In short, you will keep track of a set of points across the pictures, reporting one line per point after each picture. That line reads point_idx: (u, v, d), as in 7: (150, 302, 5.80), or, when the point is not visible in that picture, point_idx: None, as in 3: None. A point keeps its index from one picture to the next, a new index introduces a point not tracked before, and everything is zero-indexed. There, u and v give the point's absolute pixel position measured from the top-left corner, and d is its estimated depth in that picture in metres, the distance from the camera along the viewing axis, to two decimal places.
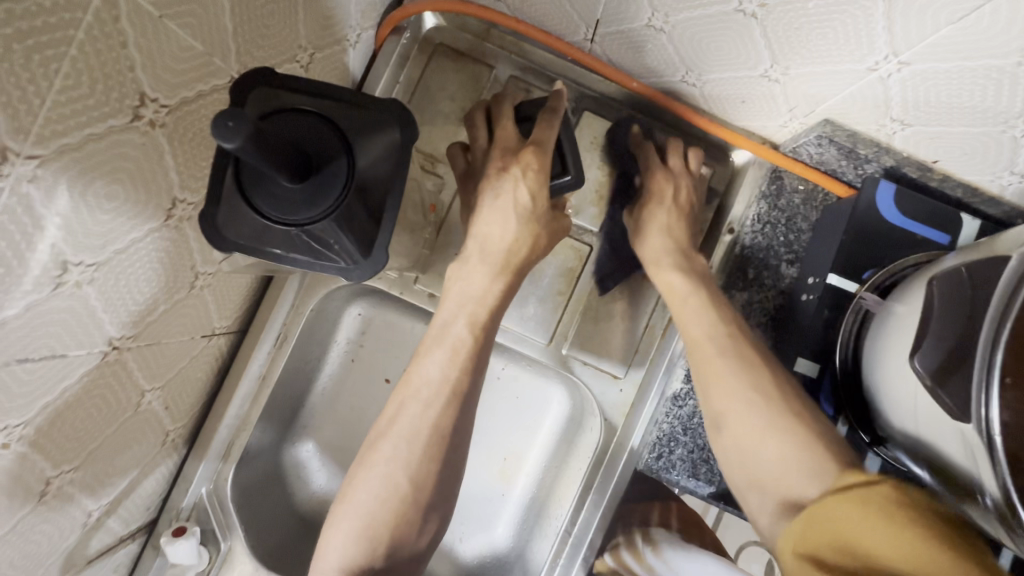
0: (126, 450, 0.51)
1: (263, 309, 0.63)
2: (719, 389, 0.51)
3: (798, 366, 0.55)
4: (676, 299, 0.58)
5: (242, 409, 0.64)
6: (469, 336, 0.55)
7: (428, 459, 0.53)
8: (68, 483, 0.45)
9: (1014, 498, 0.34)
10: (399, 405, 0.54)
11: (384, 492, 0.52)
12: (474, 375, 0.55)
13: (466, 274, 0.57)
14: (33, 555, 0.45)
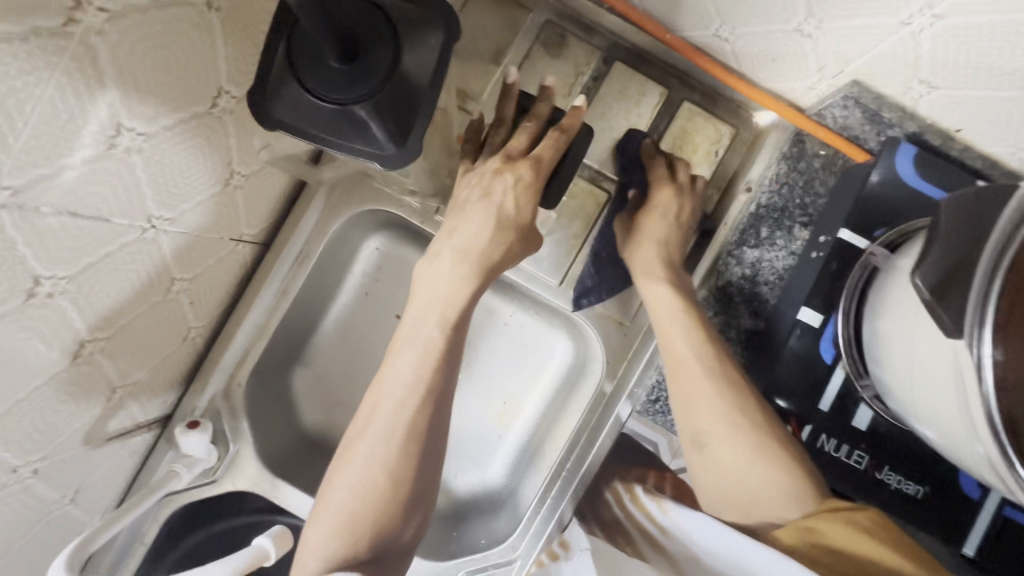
0: (151, 335, 0.54)
1: (288, 224, 0.65)
2: (705, 410, 0.55)
3: (802, 314, 0.59)
4: (663, 315, 0.59)
5: (260, 320, 0.66)
6: (439, 335, 0.56)
7: (409, 456, 0.54)
8: (98, 355, 0.48)
9: (997, 423, 0.37)
10: (373, 406, 0.55)
11: (361, 488, 0.53)
12: (446, 374, 0.56)
13: (435, 271, 0.58)
14: (62, 416, 0.48)
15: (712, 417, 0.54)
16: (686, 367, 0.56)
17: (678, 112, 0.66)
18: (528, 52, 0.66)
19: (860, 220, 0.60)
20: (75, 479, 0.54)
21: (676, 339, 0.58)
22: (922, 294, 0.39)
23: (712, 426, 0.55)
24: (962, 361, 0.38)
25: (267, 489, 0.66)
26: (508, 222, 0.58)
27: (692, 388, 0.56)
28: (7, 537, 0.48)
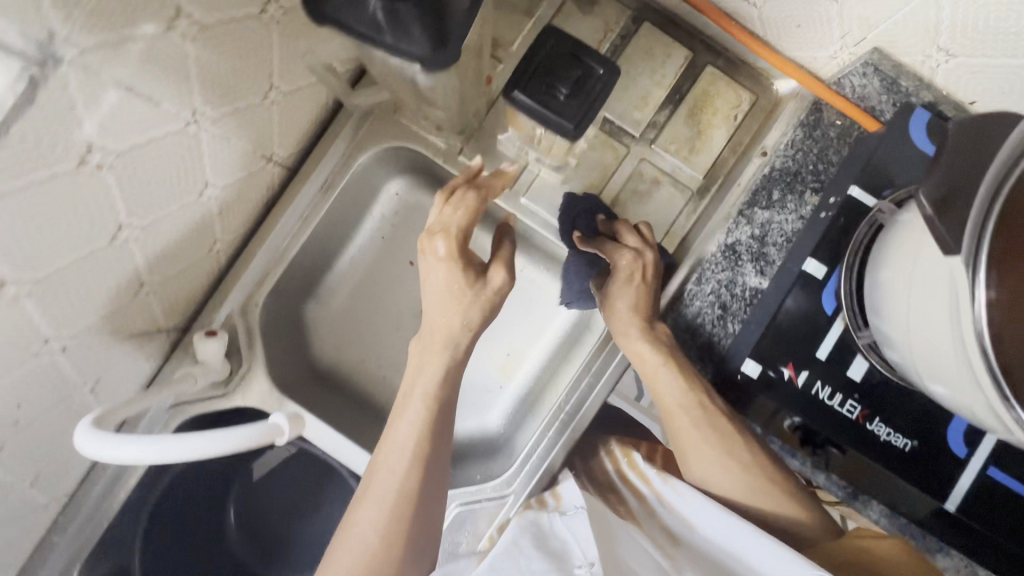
0: (180, 237, 0.56)
1: (317, 152, 0.67)
2: (697, 456, 0.59)
3: (807, 266, 0.60)
4: (646, 367, 0.60)
5: (282, 243, 0.68)
6: (426, 407, 0.59)
7: (399, 519, 0.55)
8: (133, 245, 0.50)
9: (986, 342, 0.37)
10: (371, 473, 0.58)
11: (359, 552, 0.55)
12: (437, 441, 0.59)
13: (422, 356, 0.62)
14: (94, 297, 0.50)
15: (703, 464, 0.59)
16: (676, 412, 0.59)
17: (701, 75, 0.68)
18: (560, 7, 0.69)
19: (870, 181, 0.62)
20: (98, 369, 0.56)
21: (664, 388, 0.60)
22: (925, 208, 0.41)
23: (706, 471, 0.59)
24: (959, 288, 0.39)
25: (274, 407, 0.69)
26: (448, 294, 0.60)
27: (686, 434, 0.58)
28: (32, 409, 0.51)
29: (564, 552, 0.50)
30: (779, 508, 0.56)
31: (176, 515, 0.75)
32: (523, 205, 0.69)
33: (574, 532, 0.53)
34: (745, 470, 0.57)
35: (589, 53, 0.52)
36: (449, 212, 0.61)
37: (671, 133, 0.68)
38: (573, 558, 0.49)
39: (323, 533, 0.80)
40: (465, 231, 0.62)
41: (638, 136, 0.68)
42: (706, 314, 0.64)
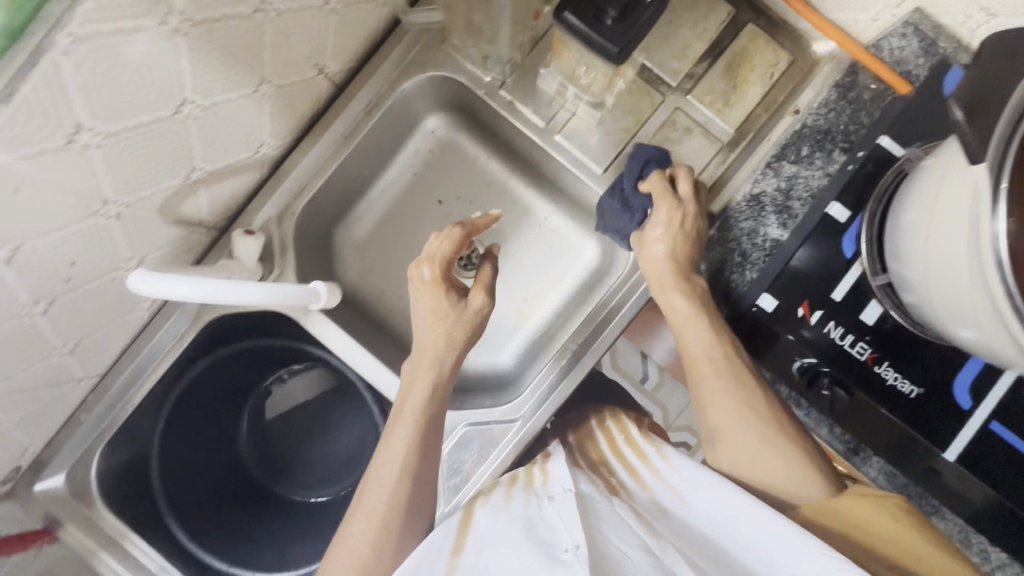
0: (232, 128, 0.58)
1: (364, 73, 0.70)
2: (715, 409, 0.61)
3: (831, 209, 0.59)
4: (677, 318, 0.63)
5: (322, 158, 0.71)
6: (417, 417, 0.64)
7: (390, 525, 0.60)
8: (192, 123, 0.53)
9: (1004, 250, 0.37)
10: (367, 483, 0.63)
11: (351, 561, 0.59)
12: (426, 454, 0.63)
13: (413, 374, 0.66)
14: (150, 169, 0.52)
15: (721, 416, 0.61)
16: (709, 372, 0.61)
17: (742, 32, 0.70)
18: None
19: (902, 130, 0.60)
20: (143, 247, 0.59)
21: (694, 338, 0.62)
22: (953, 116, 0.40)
23: (721, 425, 0.61)
24: (980, 203, 0.39)
25: (301, 315, 0.71)
26: (434, 316, 0.65)
27: (717, 397, 0.61)
28: (82, 270, 0.53)
29: (551, 538, 0.49)
30: (792, 464, 0.57)
31: (196, 412, 0.77)
32: (558, 143, 0.71)
33: (562, 515, 0.51)
34: (763, 423, 0.59)
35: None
36: (437, 242, 0.66)
37: (707, 86, 0.70)
38: (560, 541, 0.47)
39: (330, 455, 0.83)
40: (450, 259, 0.66)
41: (675, 86, 0.70)
42: (725, 261, 0.67)
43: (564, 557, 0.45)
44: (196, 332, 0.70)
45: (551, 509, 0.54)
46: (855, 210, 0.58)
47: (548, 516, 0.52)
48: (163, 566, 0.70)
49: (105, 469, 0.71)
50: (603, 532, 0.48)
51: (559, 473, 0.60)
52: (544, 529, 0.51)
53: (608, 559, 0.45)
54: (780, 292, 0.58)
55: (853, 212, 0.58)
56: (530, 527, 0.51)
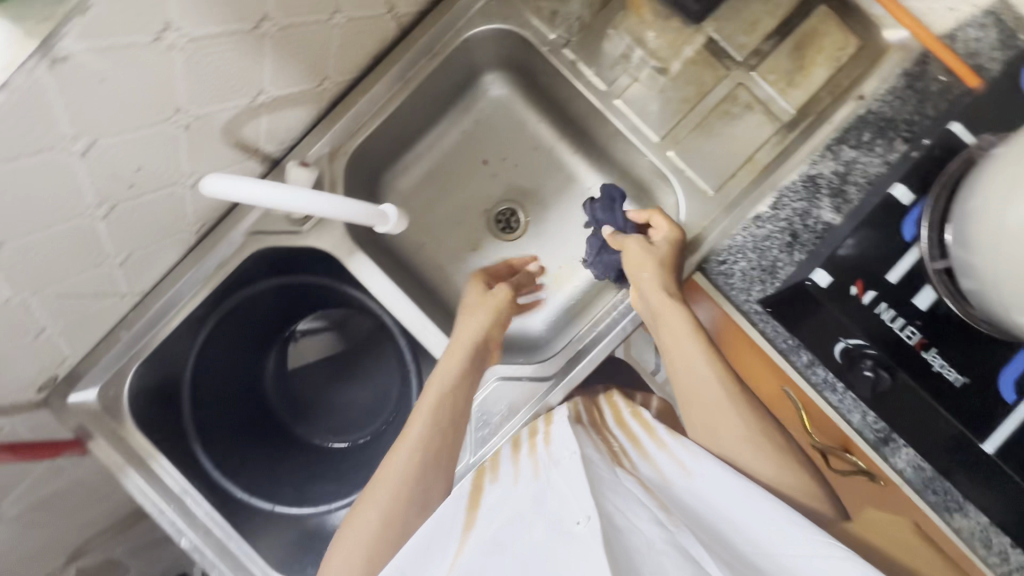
0: (300, 55, 0.58)
1: (430, 20, 0.70)
2: (723, 436, 0.60)
3: (893, 191, 0.58)
4: (674, 342, 0.64)
5: (379, 100, 0.70)
6: (443, 402, 0.64)
7: (402, 504, 0.58)
8: (267, 42, 0.53)
9: None
10: (388, 459, 0.61)
11: (360, 538, 0.57)
12: (449, 439, 0.62)
13: (441, 364, 0.67)
14: (224, 83, 0.53)
15: (731, 442, 0.59)
16: (707, 393, 0.62)
17: (814, 12, 0.69)
18: None
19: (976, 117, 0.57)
20: (203, 167, 0.59)
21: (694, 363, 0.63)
22: None
23: (735, 450, 0.59)
24: None
25: (345, 254, 0.72)
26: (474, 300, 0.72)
27: (713, 415, 0.61)
28: (146, 179, 0.54)
29: (560, 509, 0.45)
30: (801, 485, 0.57)
31: (232, 341, 0.77)
32: (616, 108, 0.71)
33: (570, 480, 0.47)
34: (770, 445, 0.59)
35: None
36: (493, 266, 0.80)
37: (772, 63, 0.69)
38: (568, 513, 0.44)
39: (354, 401, 0.84)
40: (499, 271, 0.77)
41: (741, 61, 0.69)
42: (775, 239, 0.66)
43: (577, 528, 0.42)
44: (239, 261, 0.71)
45: (558, 477, 0.49)
46: (919, 194, 0.57)
47: (557, 485, 0.48)
48: (187, 489, 0.71)
49: (137, 388, 0.71)
50: (614, 502, 0.45)
51: (561, 437, 0.56)
52: (553, 500, 0.47)
53: (620, 534, 0.41)
54: (835, 268, 0.58)
55: (917, 195, 0.57)
56: (537, 499, 0.48)
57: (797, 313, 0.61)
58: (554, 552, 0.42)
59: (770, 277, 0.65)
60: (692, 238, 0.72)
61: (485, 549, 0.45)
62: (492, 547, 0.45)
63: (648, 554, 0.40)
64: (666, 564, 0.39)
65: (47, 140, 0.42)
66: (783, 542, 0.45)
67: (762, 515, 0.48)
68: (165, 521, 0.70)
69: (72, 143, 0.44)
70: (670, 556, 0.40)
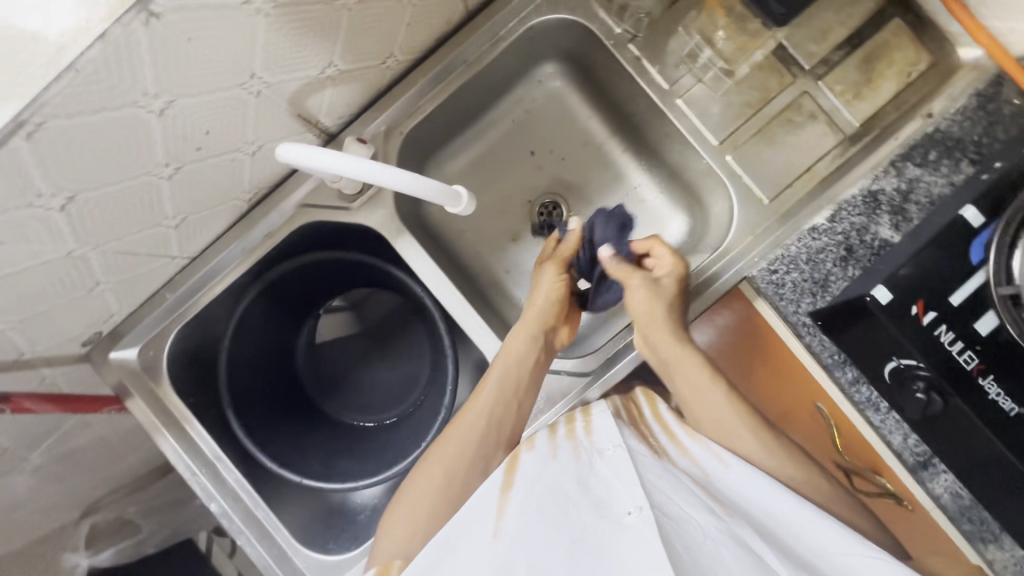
0: (370, 30, 0.57)
1: (496, 6, 0.69)
2: (758, 456, 0.55)
3: (964, 211, 0.57)
4: (679, 367, 0.62)
5: (437, 82, 0.70)
6: (511, 379, 0.66)
7: (466, 472, 0.62)
8: (345, 14, 0.53)
9: None
10: (451, 429, 0.64)
11: (419, 502, 0.60)
12: (515, 415, 0.65)
13: (510, 340, 0.68)
14: (299, 53, 0.52)
15: (771, 461, 0.55)
16: (729, 429, 0.57)
17: (888, 24, 0.67)
18: None
19: None
20: (266, 135, 0.59)
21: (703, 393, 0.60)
22: None
23: (775, 468, 0.55)
24: None
25: (391, 233, 0.72)
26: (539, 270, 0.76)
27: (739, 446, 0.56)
28: (214, 142, 0.53)
29: (606, 496, 0.46)
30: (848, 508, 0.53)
31: (271, 314, 0.78)
32: (677, 108, 0.70)
33: (619, 471, 0.48)
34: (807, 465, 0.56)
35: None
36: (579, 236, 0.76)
37: (840, 74, 0.67)
38: (619, 504, 0.45)
39: (382, 380, 0.85)
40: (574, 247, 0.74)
41: (807, 70, 0.68)
42: (830, 252, 0.65)
43: (628, 519, 0.42)
44: (286, 233, 0.71)
45: (602, 466, 0.50)
46: (990, 217, 0.57)
47: (603, 475, 0.49)
48: (219, 455, 0.72)
49: (177, 351, 0.72)
50: (664, 492, 0.45)
51: (603, 427, 0.55)
52: (599, 488, 0.47)
53: (674, 525, 0.41)
54: (895, 286, 0.57)
55: (987, 218, 0.57)
56: (582, 481, 0.48)
57: (852, 330, 0.60)
58: (605, 538, 0.42)
59: (821, 290, 0.64)
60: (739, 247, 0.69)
61: (530, 521, 0.45)
62: (537, 517, 0.45)
63: (706, 548, 0.40)
64: (725, 554, 0.39)
65: (129, 96, 0.43)
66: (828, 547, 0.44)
67: (802, 517, 0.47)
68: (196, 485, 0.71)
69: (153, 99, 0.44)
70: (730, 548, 0.39)
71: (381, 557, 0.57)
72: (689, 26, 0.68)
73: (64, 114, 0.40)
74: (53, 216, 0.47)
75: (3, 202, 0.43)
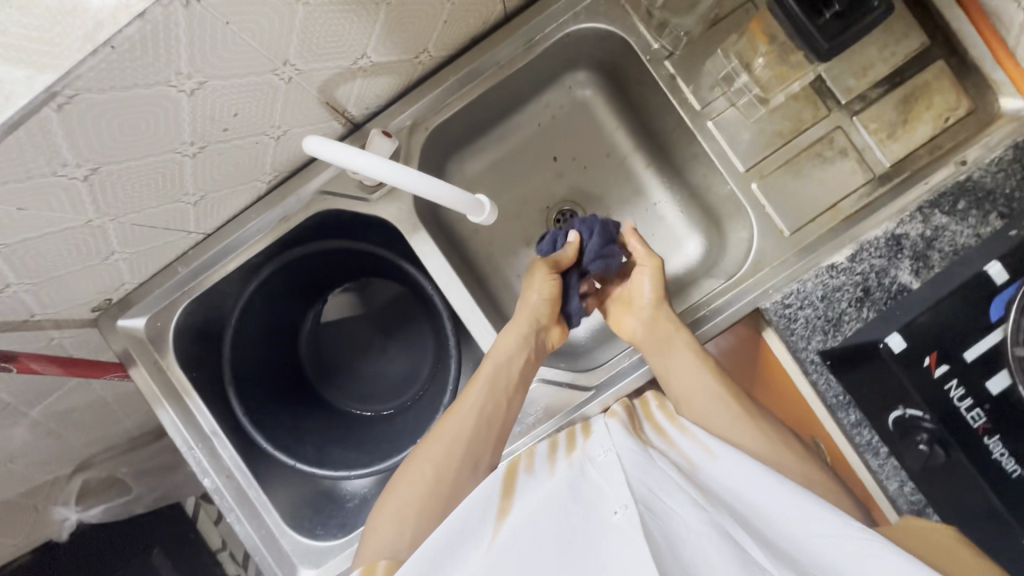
0: (406, 25, 0.57)
1: (535, 9, 0.68)
2: (734, 426, 0.61)
3: (989, 268, 0.58)
4: (664, 348, 0.66)
5: (467, 81, 0.69)
6: (499, 380, 0.67)
7: (454, 469, 0.62)
8: (384, 9, 0.52)
9: None
10: (441, 426, 0.66)
11: (407, 499, 0.60)
12: (503, 414, 0.67)
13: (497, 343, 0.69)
14: (334, 43, 0.52)
15: (745, 435, 0.60)
16: (709, 401, 0.63)
17: (930, 66, 0.65)
18: None
19: None
20: (292, 121, 0.58)
21: (684, 371, 0.65)
22: None
23: (749, 441, 0.60)
24: None
25: (406, 227, 0.72)
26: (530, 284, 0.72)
27: (715, 420, 0.61)
28: (240, 125, 0.53)
29: (597, 501, 0.46)
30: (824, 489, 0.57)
31: (279, 297, 0.78)
32: (707, 130, 0.69)
33: (607, 476, 0.49)
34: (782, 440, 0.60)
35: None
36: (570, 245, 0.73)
37: (877, 112, 0.66)
38: (606, 505, 0.45)
39: (384, 372, 0.85)
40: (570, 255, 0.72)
41: (843, 104, 0.67)
42: (846, 291, 0.63)
43: (614, 519, 0.42)
44: (303, 219, 0.71)
45: (594, 472, 0.50)
46: (1014, 276, 0.57)
47: (593, 480, 0.49)
48: (216, 429, 0.73)
49: (184, 325, 0.72)
50: (648, 487, 0.45)
51: (597, 439, 0.57)
52: (589, 491, 0.47)
53: (657, 521, 0.41)
54: (911, 334, 0.58)
55: (1012, 277, 0.57)
56: (572, 489, 0.48)
57: (860, 373, 0.60)
58: (593, 539, 0.42)
59: (833, 329, 0.63)
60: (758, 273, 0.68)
61: (520, 529, 0.44)
62: (527, 523, 0.44)
63: (688, 540, 0.40)
64: (704, 545, 0.39)
65: (163, 75, 0.42)
66: (807, 524, 0.42)
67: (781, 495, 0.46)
68: (191, 458, 0.71)
69: (185, 79, 0.44)
70: (711, 537, 0.39)
71: (367, 556, 0.55)
72: (728, 49, 0.67)
73: (96, 88, 0.40)
74: (75, 185, 0.47)
75: (28, 169, 0.43)
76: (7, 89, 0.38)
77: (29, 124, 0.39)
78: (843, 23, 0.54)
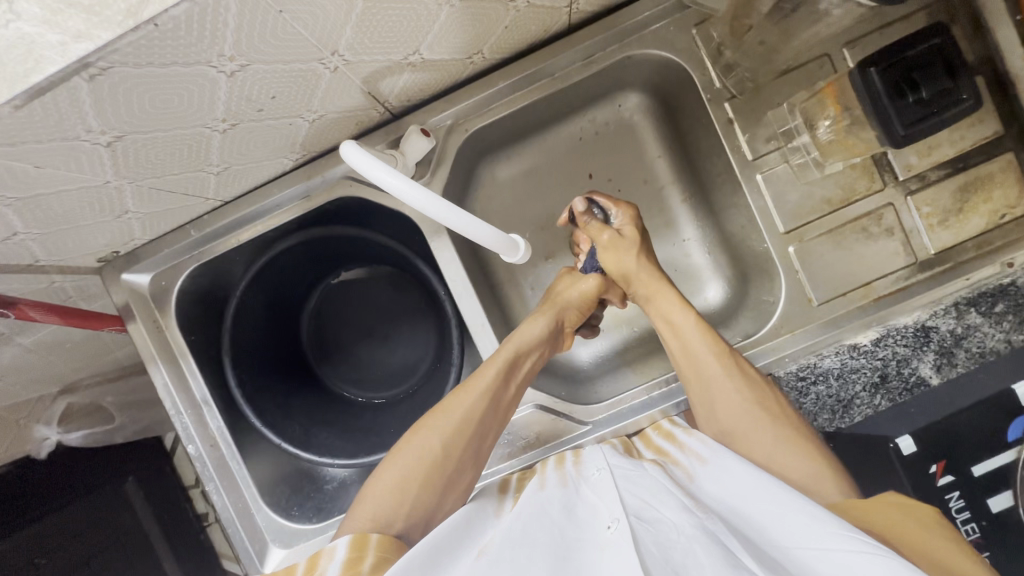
0: (465, 25, 0.53)
1: (601, 24, 0.64)
2: (725, 400, 0.61)
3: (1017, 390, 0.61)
4: (662, 319, 0.67)
5: (517, 87, 0.66)
6: (516, 359, 0.66)
7: (459, 444, 0.61)
8: (445, 10, 0.49)
9: None
10: (450, 402, 0.64)
11: (406, 474, 0.59)
12: (508, 388, 0.65)
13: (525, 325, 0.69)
14: (388, 38, 0.48)
15: (733, 410, 0.60)
16: (701, 364, 0.62)
17: (998, 156, 0.61)
18: (924, 6, 0.61)
19: None
20: (330, 106, 0.55)
21: (684, 329, 0.64)
22: None
23: (735, 419, 0.60)
24: None
25: (428, 227, 0.70)
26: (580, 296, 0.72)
27: (713, 393, 0.61)
28: (276, 107, 0.50)
29: (594, 517, 0.47)
30: (826, 482, 0.54)
31: (288, 272, 0.76)
32: (754, 183, 0.66)
33: (601, 497, 0.49)
34: (773, 424, 0.59)
35: (968, 73, 0.50)
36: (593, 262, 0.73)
37: (933, 195, 0.62)
38: (600, 523, 0.46)
39: (383, 360, 0.84)
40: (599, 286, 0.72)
41: (900, 181, 0.63)
42: (864, 374, 0.62)
43: (609, 534, 0.43)
44: (325, 200, 0.68)
45: (588, 489, 0.52)
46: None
47: (588, 500, 0.50)
48: (207, 400, 0.72)
49: (188, 287, 0.71)
50: (642, 500, 0.46)
51: (590, 459, 0.58)
52: (585, 513, 0.49)
53: (651, 532, 0.42)
54: (923, 440, 0.62)
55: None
56: (569, 507, 0.50)
57: (861, 456, 0.63)
58: (592, 559, 0.42)
59: (842, 409, 0.63)
60: (772, 338, 0.66)
61: (510, 540, 0.44)
62: (519, 536, 0.45)
63: (680, 545, 0.40)
64: (697, 552, 0.39)
65: (205, 55, 0.40)
66: (796, 530, 0.43)
67: (782, 507, 0.46)
68: (178, 424, 0.71)
69: (227, 61, 0.42)
70: (703, 544, 0.39)
71: (358, 523, 0.55)
72: (795, 103, 0.63)
73: (131, 63, 0.37)
74: (98, 150, 0.45)
75: (50, 133, 0.40)
76: (36, 53, 0.35)
77: (57, 91, 0.37)
78: (922, 111, 0.51)
